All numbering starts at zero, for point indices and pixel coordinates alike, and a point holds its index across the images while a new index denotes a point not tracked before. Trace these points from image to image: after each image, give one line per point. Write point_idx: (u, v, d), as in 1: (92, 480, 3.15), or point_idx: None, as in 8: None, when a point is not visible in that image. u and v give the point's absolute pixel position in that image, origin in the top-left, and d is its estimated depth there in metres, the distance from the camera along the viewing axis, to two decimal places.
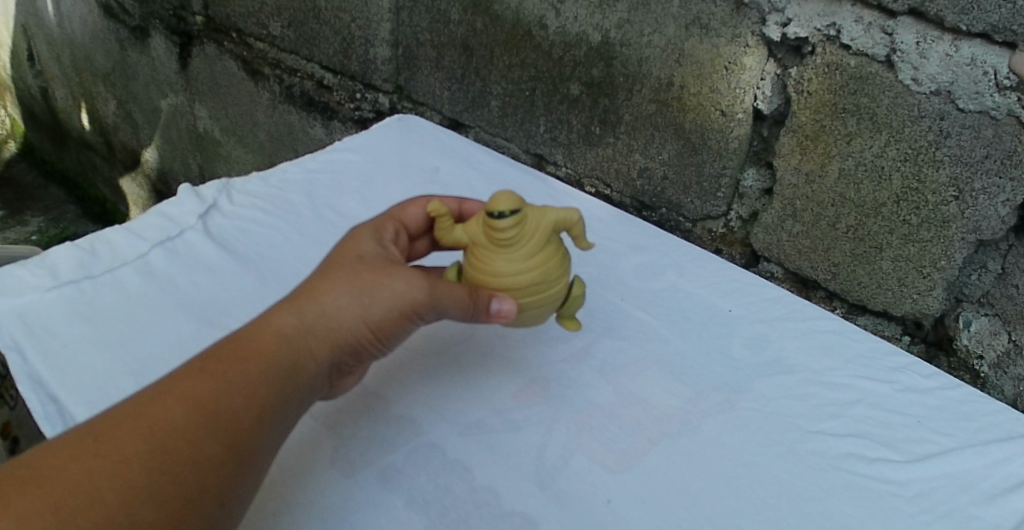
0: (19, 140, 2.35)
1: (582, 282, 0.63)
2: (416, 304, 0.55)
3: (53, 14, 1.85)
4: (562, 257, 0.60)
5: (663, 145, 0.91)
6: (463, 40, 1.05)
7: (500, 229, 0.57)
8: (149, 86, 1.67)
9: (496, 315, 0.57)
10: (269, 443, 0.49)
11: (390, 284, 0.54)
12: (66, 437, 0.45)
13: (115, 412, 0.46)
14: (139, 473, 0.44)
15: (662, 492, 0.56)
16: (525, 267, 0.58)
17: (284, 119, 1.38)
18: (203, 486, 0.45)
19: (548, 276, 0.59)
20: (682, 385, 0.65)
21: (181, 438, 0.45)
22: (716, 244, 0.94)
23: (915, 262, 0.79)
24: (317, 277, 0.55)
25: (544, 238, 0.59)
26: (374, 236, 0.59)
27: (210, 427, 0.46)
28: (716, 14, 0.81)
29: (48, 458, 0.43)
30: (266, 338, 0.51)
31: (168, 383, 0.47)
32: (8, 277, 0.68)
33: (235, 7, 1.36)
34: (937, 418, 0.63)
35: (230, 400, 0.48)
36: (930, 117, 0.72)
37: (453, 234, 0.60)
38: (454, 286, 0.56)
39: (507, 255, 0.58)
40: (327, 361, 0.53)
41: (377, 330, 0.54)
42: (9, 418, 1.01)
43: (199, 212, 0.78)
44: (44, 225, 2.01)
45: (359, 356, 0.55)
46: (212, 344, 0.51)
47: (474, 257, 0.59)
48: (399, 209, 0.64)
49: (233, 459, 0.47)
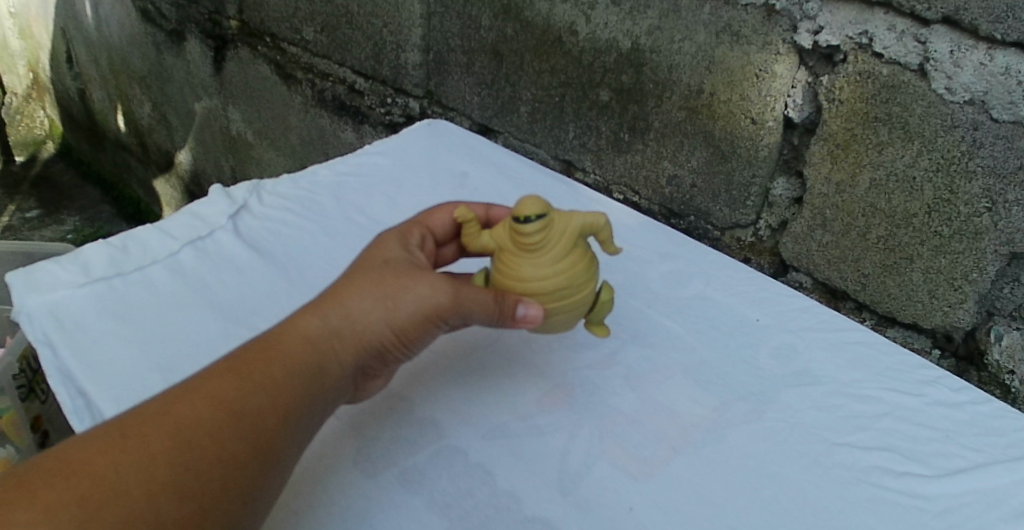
0: (56, 140, 2.41)
1: (609, 287, 0.64)
2: (441, 309, 0.55)
3: (92, 17, 1.89)
4: (589, 263, 0.60)
5: (692, 152, 0.90)
6: (494, 46, 1.06)
7: (526, 234, 0.58)
8: (184, 88, 1.70)
9: (523, 320, 0.57)
10: (293, 444, 0.50)
11: (415, 288, 0.54)
12: (96, 432, 0.46)
13: (144, 410, 0.48)
14: (164, 470, 0.45)
15: (685, 501, 0.56)
16: (552, 271, 0.58)
17: (316, 123, 1.40)
18: (227, 484, 0.46)
19: (576, 281, 0.59)
20: (707, 395, 0.65)
21: (206, 437, 0.46)
22: (745, 253, 0.94)
23: (946, 274, 0.78)
24: (343, 281, 0.56)
25: (571, 243, 0.59)
26: (401, 242, 0.60)
27: (235, 427, 0.47)
28: (748, 21, 0.81)
29: (77, 451, 0.45)
30: (292, 341, 0.52)
31: (195, 383, 0.49)
32: (42, 272, 0.70)
33: (269, 12, 1.38)
34: (968, 433, 0.62)
35: (255, 401, 0.48)
36: (963, 127, 0.71)
37: (481, 239, 0.61)
38: (479, 291, 0.56)
39: (534, 259, 0.59)
40: (351, 365, 0.53)
41: (401, 334, 0.54)
42: (41, 412, 1.04)
43: (229, 213, 0.79)
44: (80, 224, 2.06)
45: (384, 360, 0.55)
46: (240, 346, 0.52)
47: (501, 263, 0.60)
48: (426, 215, 0.65)
49: (257, 460, 0.48)
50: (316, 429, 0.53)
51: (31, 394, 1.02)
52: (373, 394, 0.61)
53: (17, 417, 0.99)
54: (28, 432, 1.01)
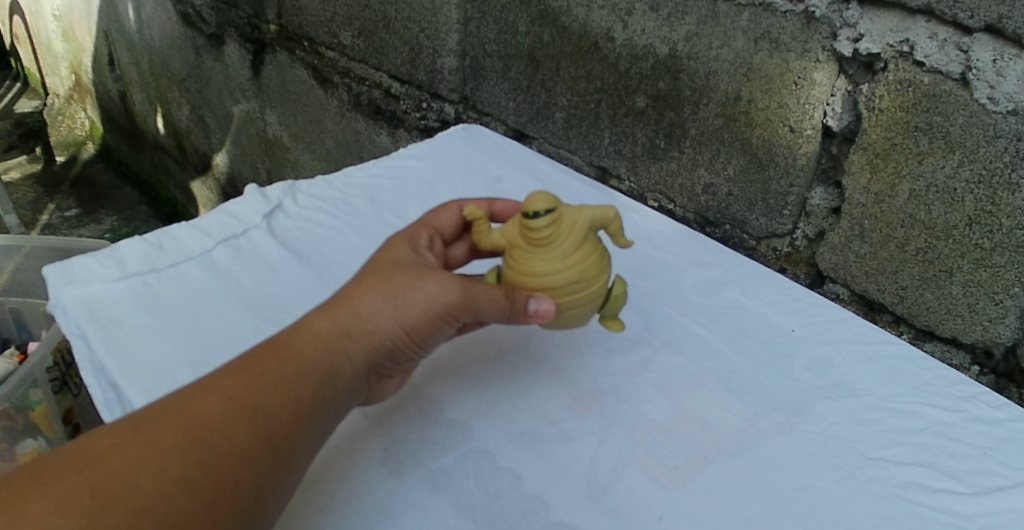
0: (96, 141, 2.47)
1: (622, 282, 0.63)
2: (452, 306, 0.55)
3: (134, 21, 1.93)
4: (600, 256, 0.60)
5: (729, 160, 0.90)
6: (531, 51, 1.06)
7: (536, 229, 0.58)
8: (222, 91, 1.73)
9: (535, 315, 0.57)
10: (306, 440, 0.51)
11: (425, 287, 0.54)
12: (112, 427, 0.47)
13: (155, 407, 0.48)
14: (176, 464, 0.45)
15: (716, 512, 0.55)
16: (562, 266, 0.58)
17: (351, 127, 1.42)
18: (239, 480, 0.47)
19: (587, 274, 0.58)
20: (741, 404, 0.64)
21: (219, 432, 0.47)
22: (781, 263, 0.93)
23: (987, 287, 0.76)
24: (355, 282, 0.56)
25: (581, 236, 0.59)
26: (411, 244, 0.60)
27: (248, 423, 0.48)
28: (787, 28, 0.80)
29: (93, 444, 0.46)
30: (303, 340, 0.52)
31: (209, 380, 0.49)
32: (78, 266, 0.71)
33: (308, 17, 1.41)
34: (1007, 451, 0.61)
35: (267, 397, 0.49)
36: (1006, 137, 0.70)
37: (491, 237, 0.61)
38: (490, 288, 0.56)
39: (545, 254, 0.58)
40: (362, 363, 0.53)
41: (413, 332, 0.54)
42: (73, 405, 1.06)
43: (264, 212, 0.80)
44: (117, 224, 2.10)
45: (397, 358, 0.56)
46: (252, 346, 0.53)
47: (512, 259, 0.60)
48: (432, 216, 0.65)
49: (269, 457, 0.48)
50: (330, 426, 0.53)
51: (64, 387, 1.05)
52: (391, 392, 0.61)
53: (49, 409, 1.01)
54: (60, 424, 1.03)
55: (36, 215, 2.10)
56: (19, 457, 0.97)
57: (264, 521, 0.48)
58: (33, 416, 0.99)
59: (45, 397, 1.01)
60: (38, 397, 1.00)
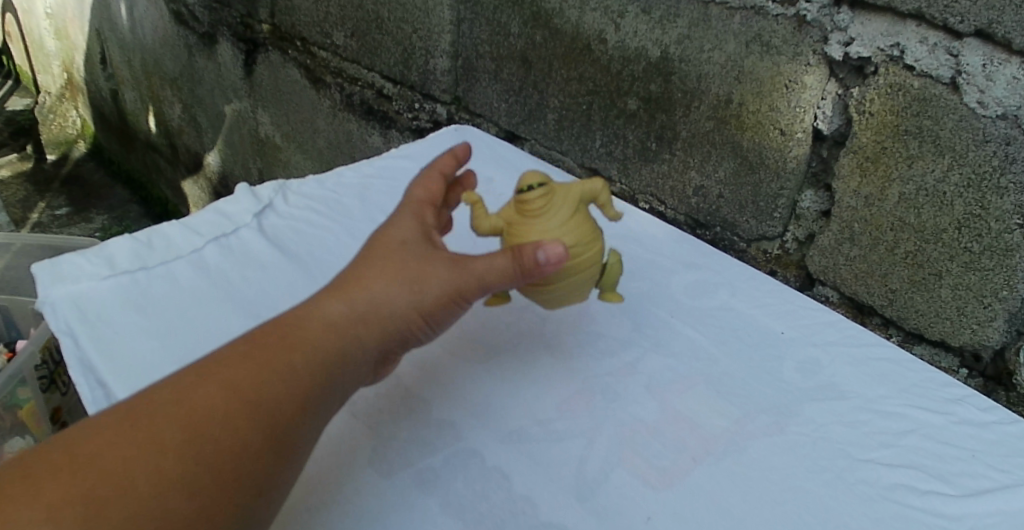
0: (88, 140, 2.46)
1: (617, 254, 0.65)
2: (459, 292, 0.55)
3: (126, 20, 1.93)
4: (594, 226, 0.61)
5: (719, 162, 0.90)
6: (523, 53, 1.07)
7: (531, 199, 0.59)
8: (214, 90, 1.73)
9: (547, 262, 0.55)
10: (309, 429, 0.50)
11: (433, 272, 0.54)
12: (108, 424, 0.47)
13: (154, 395, 0.48)
14: (175, 462, 0.45)
15: (704, 512, 0.55)
16: (562, 230, 0.59)
17: (344, 127, 1.42)
18: (241, 475, 0.47)
19: (585, 238, 0.59)
20: (729, 406, 0.64)
21: (219, 428, 0.47)
22: (771, 265, 0.93)
23: (976, 291, 0.77)
24: (360, 266, 0.55)
25: (574, 205, 0.61)
26: (417, 216, 0.58)
27: (249, 416, 0.48)
28: (778, 32, 0.81)
29: (90, 444, 0.45)
30: (307, 329, 0.52)
31: (210, 371, 0.49)
32: (67, 264, 0.71)
33: (301, 17, 1.40)
34: (994, 453, 0.61)
35: (270, 389, 0.49)
36: (995, 141, 0.70)
37: (488, 221, 0.61)
38: (497, 260, 0.55)
39: (545, 225, 0.59)
40: (367, 348, 0.53)
41: (419, 317, 0.54)
42: (61, 404, 1.06)
43: (255, 211, 0.80)
44: (108, 223, 2.09)
45: (401, 341, 0.55)
46: (257, 333, 0.52)
47: (514, 237, 0.60)
48: None
49: (271, 450, 0.48)
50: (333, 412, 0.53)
51: (52, 386, 1.04)
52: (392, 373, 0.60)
53: (37, 408, 1.01)
54: (47, 423, 1.02)
55: (26, 213, 2.08)
56: (6, 455, 0.96)
57: (266, 514, 0.49)
58: (21, 414, 0.99)
59: (32, 395, 1.00)
60: (26, 395, 0.99)
